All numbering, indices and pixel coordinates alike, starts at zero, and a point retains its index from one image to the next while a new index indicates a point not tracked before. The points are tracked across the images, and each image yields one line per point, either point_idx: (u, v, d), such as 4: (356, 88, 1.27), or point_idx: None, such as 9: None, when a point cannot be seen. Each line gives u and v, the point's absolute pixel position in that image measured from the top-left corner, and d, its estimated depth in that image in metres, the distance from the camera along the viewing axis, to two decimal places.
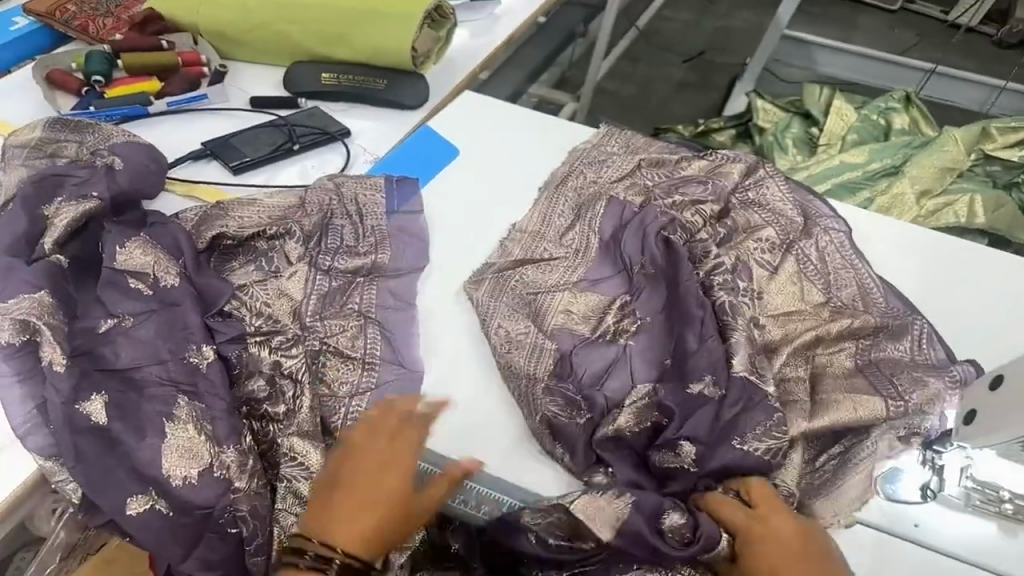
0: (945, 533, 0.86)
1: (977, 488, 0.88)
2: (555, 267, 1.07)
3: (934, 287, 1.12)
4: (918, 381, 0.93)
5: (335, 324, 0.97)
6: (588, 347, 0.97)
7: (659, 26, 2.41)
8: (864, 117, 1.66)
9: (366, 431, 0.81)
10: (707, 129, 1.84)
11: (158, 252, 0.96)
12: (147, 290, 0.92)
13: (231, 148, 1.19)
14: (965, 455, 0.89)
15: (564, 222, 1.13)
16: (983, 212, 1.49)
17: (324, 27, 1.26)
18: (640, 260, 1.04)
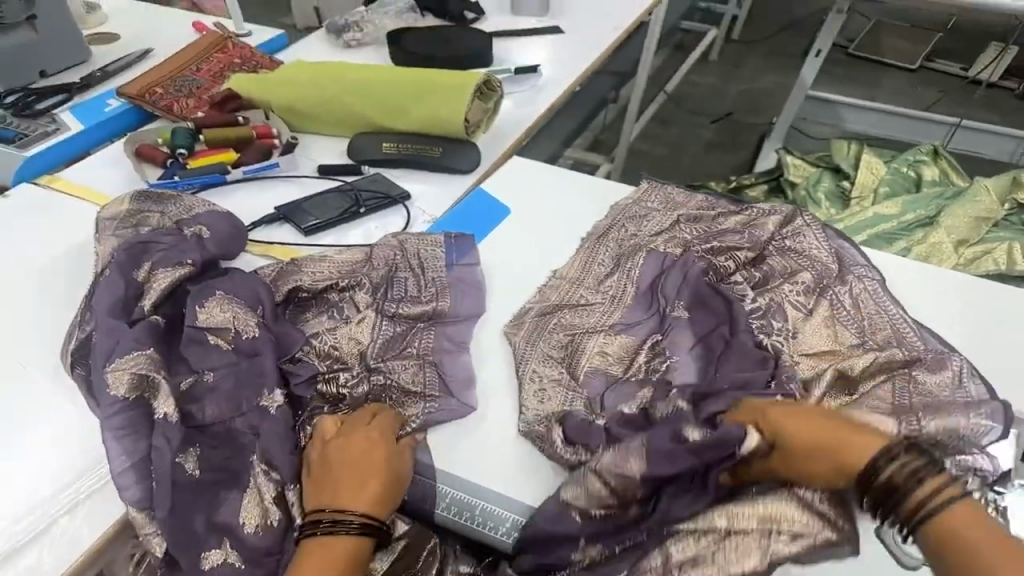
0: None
1: None
2: (593, 311, 1.16)
3: (972, 332, 1.15)
4: (944, 412, 0.94)
5: (397, 362, 1.06)
6: (626, 382, 1.04)
7: (688, 90, 2.52)
8: (895, 170, 1.72)
9: (336, 427, 0.95)
10: (740, 185, 1.91)
11: (236, 307, 1.05)
12: (226, 345, 1.01)
13: (302, 212, 1.30)
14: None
15: (603, 270, 1.23)
16: (1022, 259, 1.53)
17: (383, 104, 1.36)
18: (671, 305, 1.13)
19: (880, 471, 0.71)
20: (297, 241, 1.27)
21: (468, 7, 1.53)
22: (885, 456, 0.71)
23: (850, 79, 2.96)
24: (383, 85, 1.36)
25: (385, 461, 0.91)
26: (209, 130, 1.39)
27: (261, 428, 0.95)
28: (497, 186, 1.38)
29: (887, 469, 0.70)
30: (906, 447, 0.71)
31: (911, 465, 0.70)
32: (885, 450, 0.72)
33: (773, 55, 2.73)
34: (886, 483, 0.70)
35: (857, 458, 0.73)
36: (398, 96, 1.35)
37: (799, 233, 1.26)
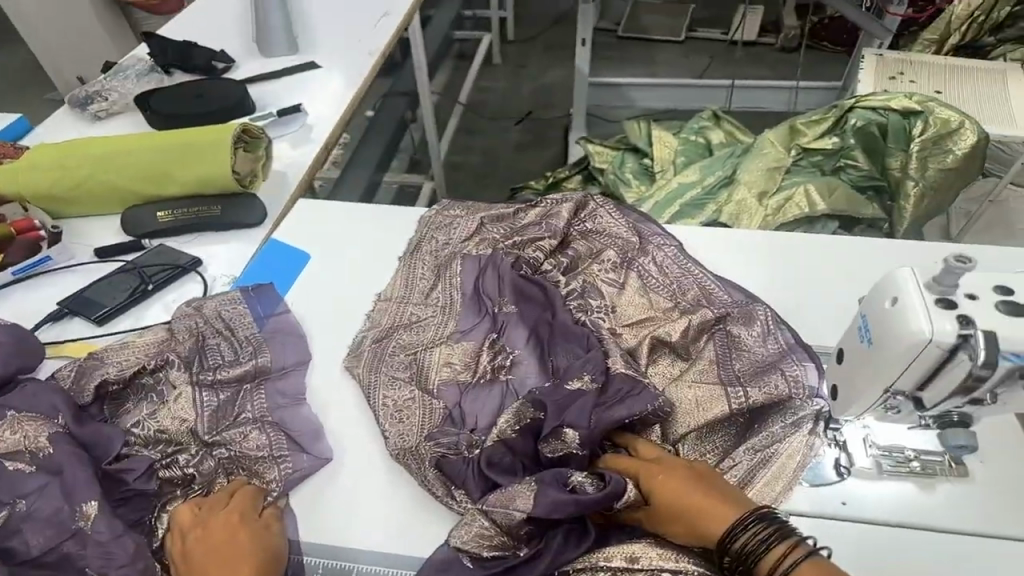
0: (870, 503, 0.88)
1: (885, 454, 0.92)
2: (426, 327, 1.12)
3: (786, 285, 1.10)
4: (768, 371, 0.95)
5: (237, 431, 1.00)
6: (476, 391, 1.02)
7: (482, 96, 2.52)
8: (684, 140, 1.80)
9: (192, 514, 0.89)
10: (556, 180, 1.94)
11: (31, 422, 0.93)
12: (29, 467, 0.89)
13: (89, 301, 1.18)
14: (863, 426, 0.94)
15: (426, 283, 1.18)
16: (820, 200, 1.56)
17: (142, 173, 1.25)
18: (505, 301, 1.12)
19: (735, 539, 0.76)
20: (90, 334, 1.15)
21: (216, 56, 1.45)
22: (739, 526, 0.76)
23: (627, 60, 3.06)
24: (137, 154, 1.26)
25: (255, 541, 0.85)
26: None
27: (84, 553, 0.84)
28: (297, 229, 1.30)
29: (743, 537, 0.76)
30: (774, 533, 0.75)
31: (761, 529, 0.76)
32: (744, 516, 0.77)
33: (551, 48, 2.76)
34: (740, 553, 0.75)
35: (719, 532, 0.77)
36: (155, 161, 1.25)
37: (600, 216, 1.22)
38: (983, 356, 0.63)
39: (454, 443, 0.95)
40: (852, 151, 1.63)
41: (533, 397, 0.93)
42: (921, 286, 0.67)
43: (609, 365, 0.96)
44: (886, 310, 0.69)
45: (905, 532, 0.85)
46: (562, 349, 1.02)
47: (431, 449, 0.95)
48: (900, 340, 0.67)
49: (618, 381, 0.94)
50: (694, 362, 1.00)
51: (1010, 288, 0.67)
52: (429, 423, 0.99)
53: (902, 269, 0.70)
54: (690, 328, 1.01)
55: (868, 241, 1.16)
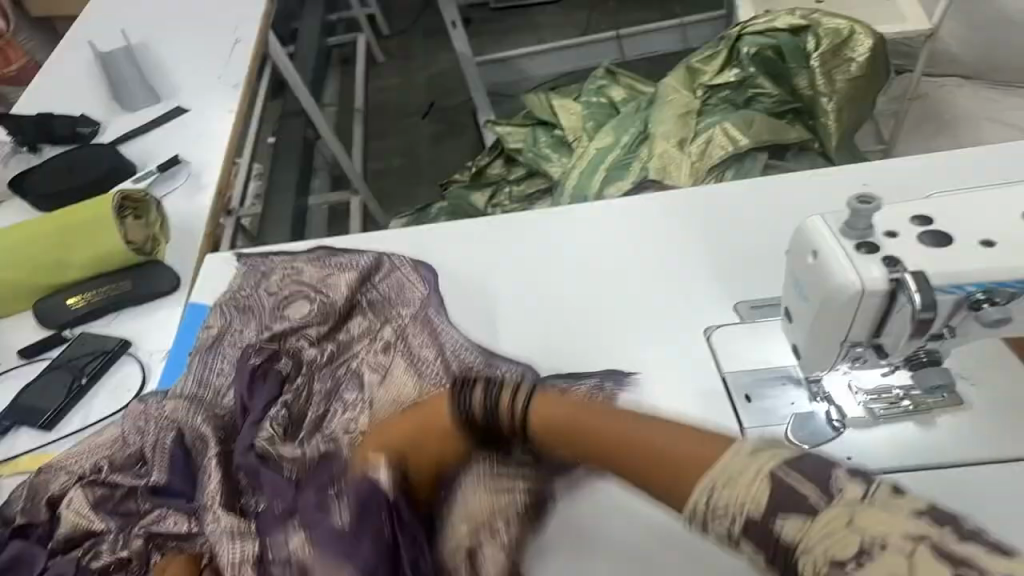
0: (875, 454, 0.78)
1: (874, 398, 0.81)
2: (305, 389, 0.87)
3: (708, 238, 1.00)
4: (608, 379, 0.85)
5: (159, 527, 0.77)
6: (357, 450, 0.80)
7: (383, 98, 2.44)
8: (587, 103, 1.75)
9: None
10: (479, 167, 1.87)
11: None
12: None
13: (30, 409, 1.03)
14: (846, 373, 0.83)
15: (315, 327, 0.93)
16: (741, 134, 1.51)
17: (32, 268, 1.13)
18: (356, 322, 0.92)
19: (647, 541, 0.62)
20: (41, 443, 1.00)
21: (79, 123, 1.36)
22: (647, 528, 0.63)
23: (510, 29, 2.97)
24: (19, 249, 1.13)
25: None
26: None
27: None
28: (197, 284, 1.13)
29: (465, 401, 0.64)
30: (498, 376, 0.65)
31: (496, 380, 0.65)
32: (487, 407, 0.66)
33: (434, 33, 2.68)
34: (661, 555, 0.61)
35: None
36: (41, 254, 1.12)
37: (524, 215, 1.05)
38: (920, 299, 0.58)
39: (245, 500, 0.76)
40: (756, 80, 1.61)
41: (307, 503, 0.66)
42: (836, 235, 0.62)
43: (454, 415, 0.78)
44: (810, 265, 0.64)
45: (923, 474, 0.76)
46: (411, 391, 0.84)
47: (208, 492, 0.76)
48: (832, 298, 0.61)
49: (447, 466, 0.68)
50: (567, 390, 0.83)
51: (930, 218, 0.62)
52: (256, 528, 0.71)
53: (813, 220, 0.65)
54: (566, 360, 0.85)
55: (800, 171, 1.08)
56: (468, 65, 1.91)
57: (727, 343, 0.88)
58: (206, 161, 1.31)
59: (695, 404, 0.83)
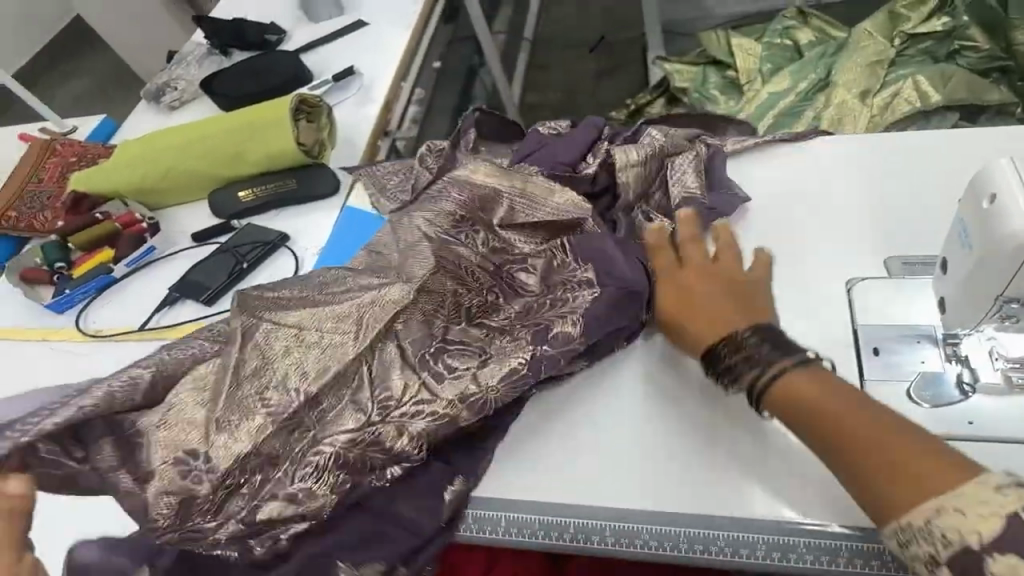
0: (1006, 422, 0.74)
1: (1016, 367, 0.76)
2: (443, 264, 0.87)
3: (863, 195, 0.96)
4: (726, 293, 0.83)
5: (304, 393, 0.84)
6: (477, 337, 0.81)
7: (550, 29, 2.43)
8: (768, 44, 1.66)
9: None
10: (638, 107, 1.84)
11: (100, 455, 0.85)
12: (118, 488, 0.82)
13: (194, 284, 1.14)
14: (988, 338, 0.78)
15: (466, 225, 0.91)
16: (934, 90, 1.38)
17: (217, 158, 1.22)
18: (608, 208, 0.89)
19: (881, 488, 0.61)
20: (202, 315, 1.12)
21: (268, 30, 1.45)
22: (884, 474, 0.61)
23: None
24: (207, 140, 1.22)
25: None
26: (74, 235, 1.23)
27: None
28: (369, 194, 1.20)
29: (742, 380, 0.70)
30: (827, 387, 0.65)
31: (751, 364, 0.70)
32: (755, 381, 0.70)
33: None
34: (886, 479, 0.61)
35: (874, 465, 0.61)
36: (225, 145, 1.21)
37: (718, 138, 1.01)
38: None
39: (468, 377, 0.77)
40: (969, 30, 1.45)
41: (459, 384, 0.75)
42: (1022, 175, 0.58)
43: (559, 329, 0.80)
44: (984, 212, 0.59)
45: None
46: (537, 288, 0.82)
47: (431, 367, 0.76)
48: (1000, 241, 0.57)
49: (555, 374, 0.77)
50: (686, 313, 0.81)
51: None
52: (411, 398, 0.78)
53: (997, 159, 0.60)
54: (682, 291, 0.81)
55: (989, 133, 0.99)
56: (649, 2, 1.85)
57: (869, 298, 0.85)
58: (377, 75, 1.37)
59: (812, 355, 0.83)
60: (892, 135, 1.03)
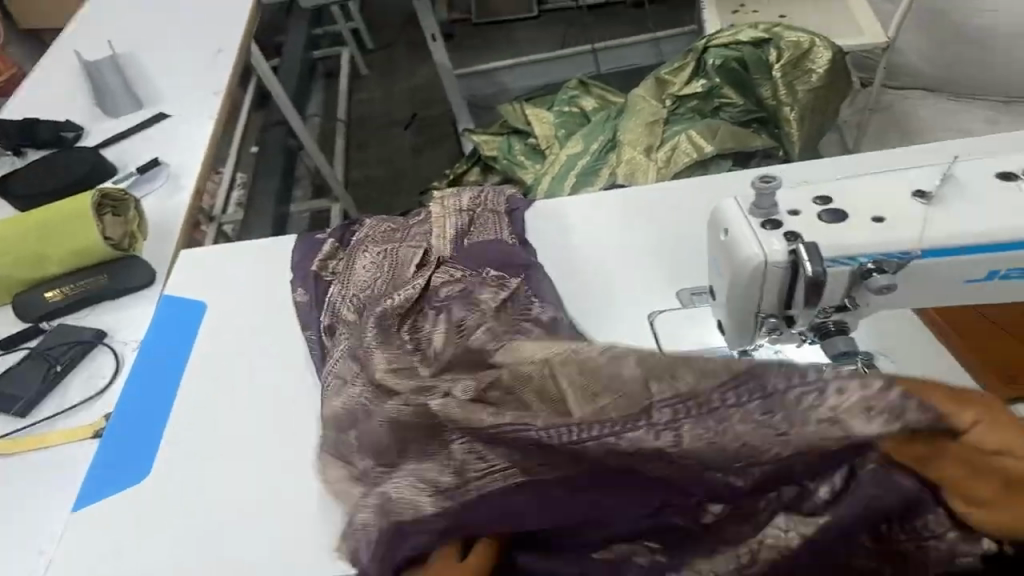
0: None
1: None
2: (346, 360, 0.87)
3: (651, 239, 1.08)
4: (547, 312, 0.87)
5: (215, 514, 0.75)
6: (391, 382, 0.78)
7: (362, 109, 2.52)
8: (558, 112, 1.85)
9: None
10: (456, 176, 1.96)
11: None
12: None
13: (3, 396, 1.08)
14: (773, 351, 0.89)
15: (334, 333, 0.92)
16: (705, 142, 1.57)
17: (15, 260, 1.17)
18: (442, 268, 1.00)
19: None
20: (15, 428, 1.05)
21: (62, 128, 1.42)
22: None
23: (489, 41, 3.04)
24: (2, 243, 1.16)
25: None
26: None
27: None
28: (188, 280, 1.16)
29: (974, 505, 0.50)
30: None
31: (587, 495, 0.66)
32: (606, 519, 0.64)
33: (414, 46, 2.76)
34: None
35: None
36: (23, 247, 1.16)
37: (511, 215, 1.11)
38: (811, 267, 0.64)
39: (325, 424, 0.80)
40: (722, 90, 1.67)
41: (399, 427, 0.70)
42: (745, 211, 0.70)
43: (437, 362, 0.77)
44: (724, 243, 0.71)
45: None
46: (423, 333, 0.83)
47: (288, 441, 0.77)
48: (740, 268, 0.69)
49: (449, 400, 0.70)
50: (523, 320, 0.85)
51: (831, 197, 0.69)
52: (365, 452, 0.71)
53: (729, 200, 0.72)
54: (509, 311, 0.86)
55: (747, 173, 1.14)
56: (448, 79, 1.98)
57: (670, 329, 0.95)
58: (184, 164, 1.37)
59: None
60: (669, 184, 1.16)
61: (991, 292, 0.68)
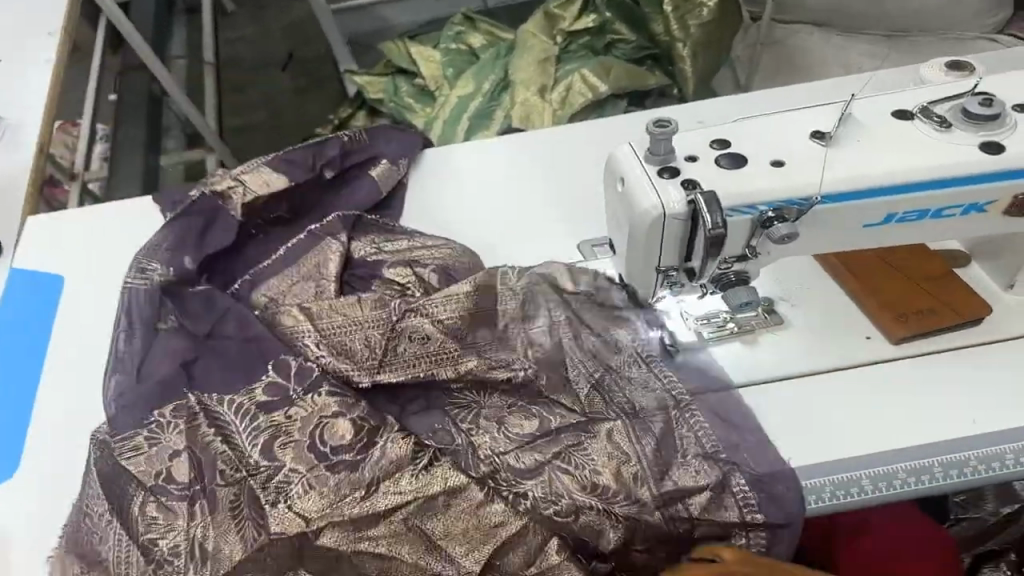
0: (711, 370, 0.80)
1: (706, 323, 0.83)
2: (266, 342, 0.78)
3: (539, 187, 1.03)
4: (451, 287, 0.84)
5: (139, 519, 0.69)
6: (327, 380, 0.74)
7: (233, 49, 2.34)
8: (445, 50, 1.75)
9: None
10: (343, 119, 1.86)
11: None
12: None
13: None
14: (677, 301, 0.85)
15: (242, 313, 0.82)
16: (600, 81, 1.53)
17: None
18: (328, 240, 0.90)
19: None
20: None
21: None
22: None
23: None
24: None
25: None
26: None
27: None
28: (37, 248, 1.00)
29: None
30: None
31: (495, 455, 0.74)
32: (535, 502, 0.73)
33: None
34: None
35: None
36: None
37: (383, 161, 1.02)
38: (710, 218, 0.61)
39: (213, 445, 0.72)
40: (613, 25, 1.64)
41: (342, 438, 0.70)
42: (643, 159, 0.65)
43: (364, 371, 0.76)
44: (621, 193, 0.67)
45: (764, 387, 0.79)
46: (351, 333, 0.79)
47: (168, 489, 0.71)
48: (637, 221, 0.65)
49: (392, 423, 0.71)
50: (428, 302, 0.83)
51: (728, 139, 0.65)
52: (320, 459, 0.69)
53: (624, 146, 0.68)
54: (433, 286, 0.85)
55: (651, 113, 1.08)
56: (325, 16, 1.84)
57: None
58: (19, 115, 1.21)
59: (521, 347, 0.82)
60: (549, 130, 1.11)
61: (882, 236, 0.66)
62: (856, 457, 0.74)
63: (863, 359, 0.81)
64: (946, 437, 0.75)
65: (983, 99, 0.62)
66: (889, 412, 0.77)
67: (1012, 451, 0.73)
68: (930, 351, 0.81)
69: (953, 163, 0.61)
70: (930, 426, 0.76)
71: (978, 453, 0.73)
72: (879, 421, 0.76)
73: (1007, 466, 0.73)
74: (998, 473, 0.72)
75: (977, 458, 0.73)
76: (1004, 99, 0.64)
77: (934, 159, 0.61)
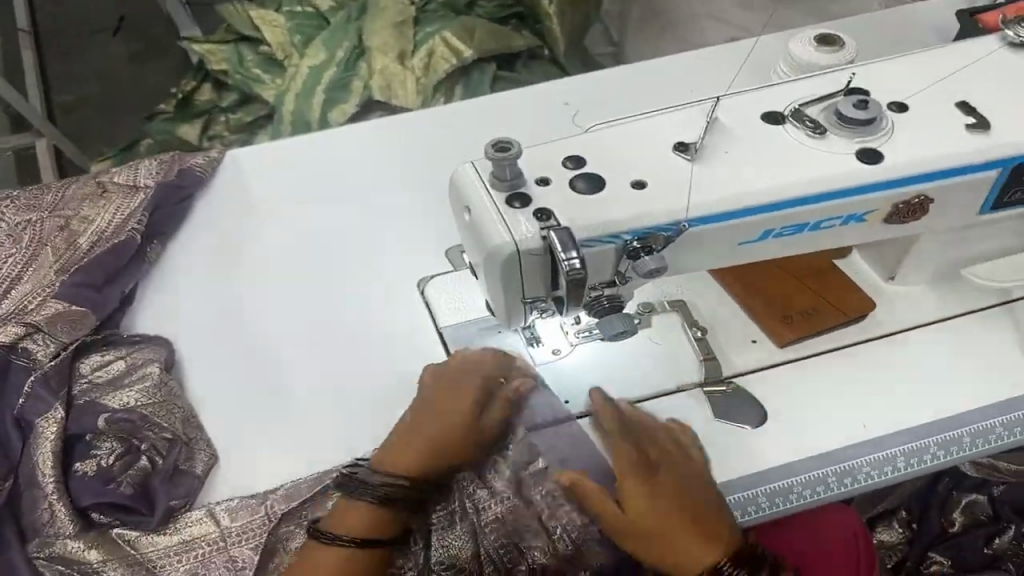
0: (590, 389, 0.75)
1: (587, 336, 0.78)
2: (42, 373, 0.75)
3: (380, 186, 0.96)
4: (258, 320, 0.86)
5: None
6: (107, 397, 0.76)
7: (50, 14, 2.06)
8: (290, 13, 1.57)
9: None
10: (184, 94, 1.65)
11: None
12: None
13: None
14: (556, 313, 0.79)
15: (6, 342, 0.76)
16: (463, 45, 1.42)
17: None
18: (128, 219, 0.89)
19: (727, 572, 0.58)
20: None
21: None
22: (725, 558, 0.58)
23: None
24: None
25: None
26: None
27: None
28: None
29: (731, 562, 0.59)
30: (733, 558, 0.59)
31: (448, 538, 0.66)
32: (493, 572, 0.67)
33: None
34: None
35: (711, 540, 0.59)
36: None
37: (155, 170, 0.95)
38: (558, 245, 0.52)
39: (88, 444, 0.73)
40: None
41: (139, 468, 0.72)
42: (488, 185, 0.56)
43: (131, 393, 0.76)
44: (467, 224, 0.57)
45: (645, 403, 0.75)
46: (114, 365, 0.78)
47: (44, 500, 0.69)
48: (488, 259, 0.55)
49: (182, 450, 0.74)
50: (219, 328, 0.85)
51: (583, 157, 0.57)
52: (143, 484, 0.71)
53: (467, 166, 0.58)
54: (214, 306, 0.87)
55: (523, 101, 1.00)
56: None
57: (441, 297, 0.83)
58: None
59: (363, 376, 0.80)
60: (391, 119, 1.03)
61: (771, 252, 0.60)
62: (751, 471, 0.71)
63: (746, 366, 0.77)
64: (835, 446, 0.72)
65: (858, 100, 0.56)
66: (781, 423, 0.73)
67: (902, 453, 0.72)
68: (815, 351, 0.77)
69: (841, 178, 0.55)
70: (813, 434, 0.73)
71: (870, 459, 0.71)
72: (768, 434, 0.73)
73: (899, 469, 0.71)
74: (889, 477, 0.71)
75: (869, 464, 0.71)
76: (881, 96, 0.58)
77: (818, 172, 0.55)
